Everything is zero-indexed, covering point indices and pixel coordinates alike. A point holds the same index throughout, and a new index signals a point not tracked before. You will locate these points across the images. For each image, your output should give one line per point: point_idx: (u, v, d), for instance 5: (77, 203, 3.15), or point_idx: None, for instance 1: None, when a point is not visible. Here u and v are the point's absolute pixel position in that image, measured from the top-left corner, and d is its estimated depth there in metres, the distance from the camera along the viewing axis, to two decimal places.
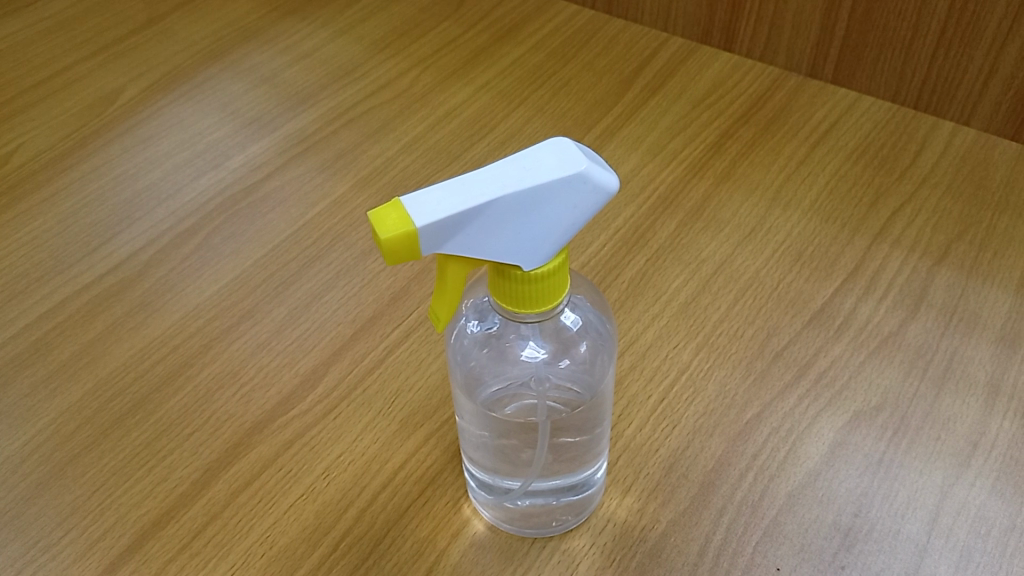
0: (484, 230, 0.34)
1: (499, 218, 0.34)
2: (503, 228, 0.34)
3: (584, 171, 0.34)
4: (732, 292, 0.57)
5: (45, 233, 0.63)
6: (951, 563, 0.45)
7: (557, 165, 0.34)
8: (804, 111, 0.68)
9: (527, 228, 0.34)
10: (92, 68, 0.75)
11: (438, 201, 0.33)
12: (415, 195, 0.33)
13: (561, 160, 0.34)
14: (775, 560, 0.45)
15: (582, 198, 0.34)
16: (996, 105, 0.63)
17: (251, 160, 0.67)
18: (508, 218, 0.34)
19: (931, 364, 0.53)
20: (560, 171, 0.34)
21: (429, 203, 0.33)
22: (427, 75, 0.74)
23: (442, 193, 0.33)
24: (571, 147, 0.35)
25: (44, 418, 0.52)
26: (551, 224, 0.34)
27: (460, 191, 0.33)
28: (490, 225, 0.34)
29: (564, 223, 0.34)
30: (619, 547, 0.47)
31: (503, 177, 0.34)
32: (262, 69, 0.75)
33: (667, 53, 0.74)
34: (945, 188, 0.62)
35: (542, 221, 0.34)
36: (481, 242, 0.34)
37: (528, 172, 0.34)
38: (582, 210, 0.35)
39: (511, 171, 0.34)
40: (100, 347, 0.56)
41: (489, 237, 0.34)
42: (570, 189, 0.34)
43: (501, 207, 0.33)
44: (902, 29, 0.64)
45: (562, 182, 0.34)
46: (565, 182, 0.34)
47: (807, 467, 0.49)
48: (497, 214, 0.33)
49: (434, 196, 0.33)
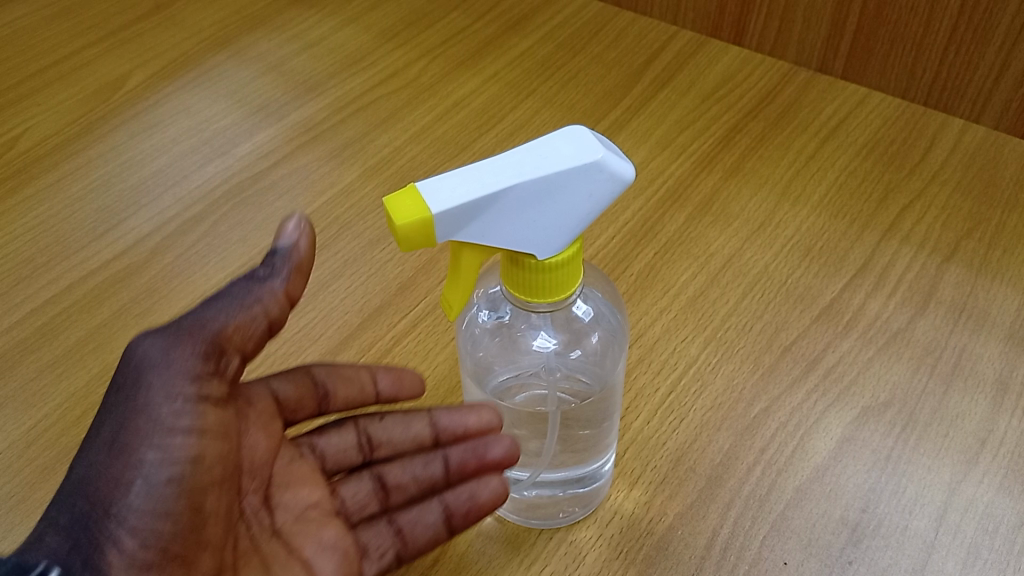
0: (501, 216, 0.34)
1: (515, 205, 0.33)
2: (519, 214, 0.34)
3: (600, 159, 0.34)
4: (740, 286, 0.57)
5: (52, 218, 0.63)
6: (959, 560, 0.45)
7: (573, 153, 0.34)
8: (814, 106, 0.68)
9: (542, 216, 0.34)
10: (99, 54, 0.75)
11: (454, 188, 0.33)
12: (430, 181, 0.33)
13: (576, 148, 0.34)
14: (782, 555, 0.45)
15: (598, 187, 0.34)
16: (1007, 102, 0.63)
17: (258, 148, 0.67)
18: (524, 205, 0.33)
19: (940, 360, 0.53)
20: (577, 160, 0.33)
21: (444, 189, 0.33)
22: (435, 65, 0.73)
23: (458, 180, 0.33)
24: (587, 135, 0.35)
25: (50, 402, 0.52)
26: (566, 213, 0.34)
27: (476, 177, 0.33)
28: (507, 213, 0.33)
29: (579, 212, 0.34)
30: (626, 540, 0.47)
31: (519, 165, 0.34)
32: (269, 57, 0.75)
33: (676, 46, 0.74)
34: (955, 185, 0.62)
35: (557, 209, 0.34)
36: (497, 229, 0.34)
37: (544, 160, 0.34)
38: (598, 199, 0.34)
39: (527, 159, 0.34)
40: (107, 332, 0.56)
41: (506, 224, 0.34)
42: (586, 178, 0.34)
43: (517, 194, 0.33)
44: (913, 25, 0.63)
45: (578, 170, 0.33)
46: (581, 171, 0.33)
47: (815, 462, 0.49)
48: (512, 202, 0.33)
49: (449, 182, 0.33)
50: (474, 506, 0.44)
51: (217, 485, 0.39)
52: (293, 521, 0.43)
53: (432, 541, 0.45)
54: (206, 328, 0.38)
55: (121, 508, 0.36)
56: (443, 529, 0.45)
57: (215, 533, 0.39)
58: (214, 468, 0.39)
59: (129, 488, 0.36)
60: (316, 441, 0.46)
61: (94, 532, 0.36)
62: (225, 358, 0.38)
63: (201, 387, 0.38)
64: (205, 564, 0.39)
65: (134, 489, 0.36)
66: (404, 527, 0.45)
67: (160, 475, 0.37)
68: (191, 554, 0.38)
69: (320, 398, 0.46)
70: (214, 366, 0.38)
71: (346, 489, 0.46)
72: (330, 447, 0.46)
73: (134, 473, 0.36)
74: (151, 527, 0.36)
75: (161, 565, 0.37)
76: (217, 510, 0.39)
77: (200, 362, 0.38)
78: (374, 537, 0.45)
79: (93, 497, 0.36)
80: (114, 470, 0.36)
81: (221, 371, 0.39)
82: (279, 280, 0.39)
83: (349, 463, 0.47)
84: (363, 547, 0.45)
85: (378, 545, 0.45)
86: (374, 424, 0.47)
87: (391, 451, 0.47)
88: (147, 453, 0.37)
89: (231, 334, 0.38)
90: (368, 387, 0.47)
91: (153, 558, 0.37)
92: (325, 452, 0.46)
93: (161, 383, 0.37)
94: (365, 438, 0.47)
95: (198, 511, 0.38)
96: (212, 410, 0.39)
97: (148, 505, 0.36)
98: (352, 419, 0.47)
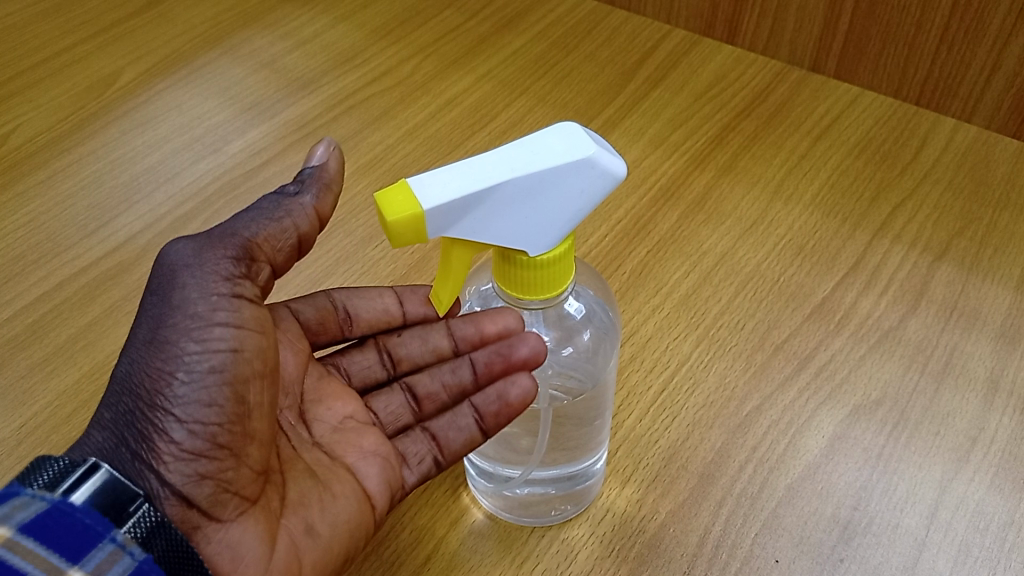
0: (494, 212, 0.33)
1: (508, 201, 0.33)
2: (512, 210, 0.34)
3: (592, 156, 0.34)
4: (733, 285, 0.57)
5: (42, 216, 0.62)
6: (950, 557, 0.45)
7: (565, 150, 0.34)
8: (807, 104, 0.68)
9: (535, 211, 0.34)
10: (91, 50, 0.75)
11: (445, 183, 0.33)
12: (422, 177, 0.33)
13: (569, 145, 0.34)
14: (773, 552, 0.45)
15: (591, 183, 0.34)
16: (998, 101, 0.63)
17: (250, 145, 0.67)
18: (517, 200, 0.33)
19: (931, 358, 0.53)
20: (569, 156, 0.33)
21: (436, 185, 0.33)
22: (428, 64, 0.73)
23: (451, 175, 0.33)
24: (579, 132, 0.34)
25: (40, 400, 0.52)
26: (558, 209, 0.34)
27: (469, 173, 0.33)
28: (500, 208, 0.33)
29: (572, 208, 0.34)
30: (618, 537, 0.47)
31: (512, 161, 0.33)
32: (262, 54, 0.75)
33: (669, 45, 0.74)
34: (946, 184, 0.62)
35: (550, 205, 0.34)
36: (491, 225, 0.34)
37: (537, 156, 0.34)
38: (590, 195, 0.34)
39: (519, 155, 0.34)
40: (97, 330, 0.55)
41: (499, 219, 0.34)
42: (578, 174, 0.34)
43: (509, 190, 0.33)
44: (906, 24, 0.62)
45: (570, 167, 0.33)
46: (573, 168, 0.33)
47: (807, 460, 0.49)
48: (504, 197, 0.33)
49: (441, 177, 0.33)
50: (502, 406, 0.41)
51: (258, 379, 0.39)
52: (331, 430, 0.45)
53: (468, 444, 0.43)
54: (238, 236, 0.39)
55: (167, 399, 0.35)
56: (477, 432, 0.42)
57: (261, 428, 0.39)
58: (254, 361, 0.38)
59: (172, 379, 0.36)
60: (340, 362, 0.48)
61: (143, 425, 0.35)
62: (256, 266, 0.39)
63: (235, 288, 0.38)
64: (252, 458, 0.38)
65: (178, 380, 0.36)
66: (437, 433, 0.44)
67: (203, 365, 0.36)
68: (238, 445, 0.37)
69: (342, 321, 0.48)
70: (245, 270, 0.39)
71: (379, 403, 0.47)
72: (354, 365, 0.48)
73: (175, 364, 0.36)
74: (197, 417, 0.36)
75: (210, 455, 0.36)
76: (260, 405, 0.39)
77: (232, 264, 0.38)
78: (411, 445, 0.45)
79: (136, 392, 0.36)
80: (155, 366, 0.36)
81: (253, 277, 0.39)
82: (307, 198, 0.40)
83: (376, 380, 0.48)
84: (402, 454, 0.44)
85: (416, 452, 0.44)
86: (392, 339, 0.48)
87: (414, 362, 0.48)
88: (188, 344, 0.36)
89: (260, 244, 0.39)
90: (389, 308, 0.48)
91: (201, 448, 0.36)
92: (351, 371, 0.48)
93: (195, 284, 0.37)
94: (387, 355, 0.48)
95: (241, 402, 0.37)
96: (248, 308, 0.39)
97: (194, 394, 0.36)
98: (374, 339, 0.49)
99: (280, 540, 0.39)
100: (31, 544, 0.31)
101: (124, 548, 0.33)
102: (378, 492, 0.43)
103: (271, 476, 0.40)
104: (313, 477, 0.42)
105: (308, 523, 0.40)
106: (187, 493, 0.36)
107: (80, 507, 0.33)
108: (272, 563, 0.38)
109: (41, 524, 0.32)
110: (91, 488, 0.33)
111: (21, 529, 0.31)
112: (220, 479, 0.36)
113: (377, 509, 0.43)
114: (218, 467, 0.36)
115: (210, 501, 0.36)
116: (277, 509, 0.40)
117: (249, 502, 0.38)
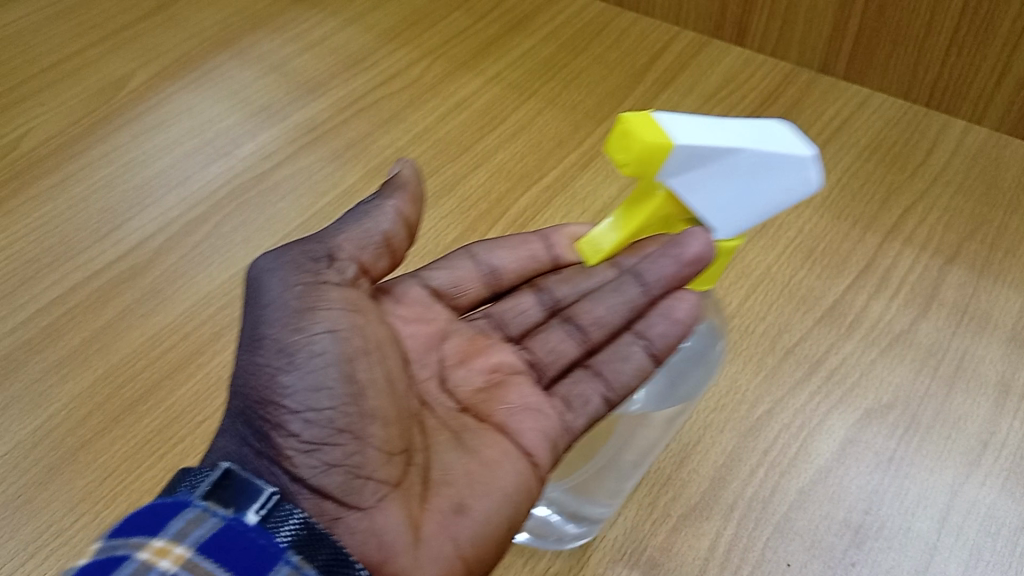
0: (712, 174, 0.39)
1: (729, 169, 0.38)
2: (728, 179, 0.39)
3: (810, 159, 0.39)
4: (743, 288, 0.57)
5: (56, 218, 0.63)
6: (961, 561, 0.45)
7: (788, 144, 0.39)
8: (817, 106, 0.68)
9: (743, 187, 0.39)
10: (101, 54, 0.75)
11: (689, 129, 0.38)
12: (670, 117, 0.38)
13: (791, 141, 0.39)
14: (786, 556, 0.45)
15: (796, 183, 0.39)
16: (1009, 104, 0.63)
17: (260, 148, 0.67)
18: (736, 172, 0.39)
19: (942, 362, 0.53)
20: (791, 151, 0.38)
21: (680, 127, 0.38)
22: (437, 66, 0.73)
23: (694, 126, 0.38)
24: (802, 137, 0.40)
25: (54, 403, 0.52)
26: (762, 194, 0.39)
27: (708, 130, 0.38)
28: (719, 173, 0.39)
29: (773, 197, 0.39)
30: (630, 541, 0.47)
31: (745, 135, 0.39)
32: (271, 57, 0.75)
33: (678, 47, 0.74)
34: (957, 187, 0.62)
35: (758, 187, 0.39)
36: (703, 184, 0.39)
37: (764, 140, 0.39)
38: (790, 194, 0.39)
39: (751, 133, 0.39)
40: (111, 334, 0.56)
41: (711, 182, 0.39)
42: (792, 170, 0.39)
43: (734, 159, 0.38)
44: (916, 26, 0.62)
45: (790, 160, 0.38)
46: (791, 163, 0.38)
47: (818, 464, 0.49)
48: (729, 165, 0.38)
49: (686, 123, 0.38)
50: (667, 324, 0.43)
51: (364, 356, 0.40)
52: (475, 393, 0.45)
53: (639, 374, 0.43)
54: (322, 242, 0.42)
55: (278, 394, 0.38)
56: (647, 358, 0.43)
57: (380, 406, 0.39)
58: (354, 339, 0.40)
59: (279, 372, 0.38)
60: (493, 311, 0.49)
61: (260, 423, 0.38)
62: (339, 262, 0.41)
63: (321, 277, 0.41)
64: (380, 437, 0.39)
65: (285, 373, 0.38)
66: (602, 369, 0.44)
67: (306, 351, 0.39)
68: (359, 427, 0.38)
69: (488, 276, 0.49)
70: (330, 266, 0.41)
71: (539, 342, 0.47)
72: (507, 312, 0.49)
73: (278, 360, 0.39)
74: (309, 405, 0.38)
75: (332, 442, 0.38)
76: (374, 380, 0.40)
77: (313, 263, 0.41)
78: (573, 389, 0.44)
79: (249, 393, 0.39)
80: (260, 361, 0.39)
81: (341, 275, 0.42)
82: (387, 204, 0.43)
83: (533, 323, 0.49)
84: (565, 400, 0.44)
85: (579, 395, 0.44)
86: (546, 279, 0.49)
87: (578, 292, 0.47)
88: (287, 334, 0.39)
89: (344, 240, 0.42)
90: (538, 249, 0.49)
91: (319, 435, 0.38)
92: (503, 316, 0.49)
93: (280, 282, 0.40)
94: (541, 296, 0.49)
95: (351, 381, 0.39)
96: (339, 292, 0.41)
97: (302, 382, 0.38)
98: (528, 284, 0.50)
99: (426, 528, 0.38)
100: (209, 564, 0.33)
101: (298, 569, 0.33)
102: (536, 447, 0.42)
103: (413, 458, 0.41)
104: (460, 446, 0.42)
105: (459, 503, 0.39)
106: (320, 484, 0.37)
107: (252, 527, 0.34)
108: (419, 550, 0.37)
109: (217, 542, 0.33)
110: (257, 505, 0.35)
111: (200, 549, 0.33)
112: (349, 465, 0.37)
113: (541, 466, 0.42)
114: (343, 453, 0.38)
115: (343, 489, 0.37)
116: (421, 492, 0.40)
117: (388, 486, 0.38)
